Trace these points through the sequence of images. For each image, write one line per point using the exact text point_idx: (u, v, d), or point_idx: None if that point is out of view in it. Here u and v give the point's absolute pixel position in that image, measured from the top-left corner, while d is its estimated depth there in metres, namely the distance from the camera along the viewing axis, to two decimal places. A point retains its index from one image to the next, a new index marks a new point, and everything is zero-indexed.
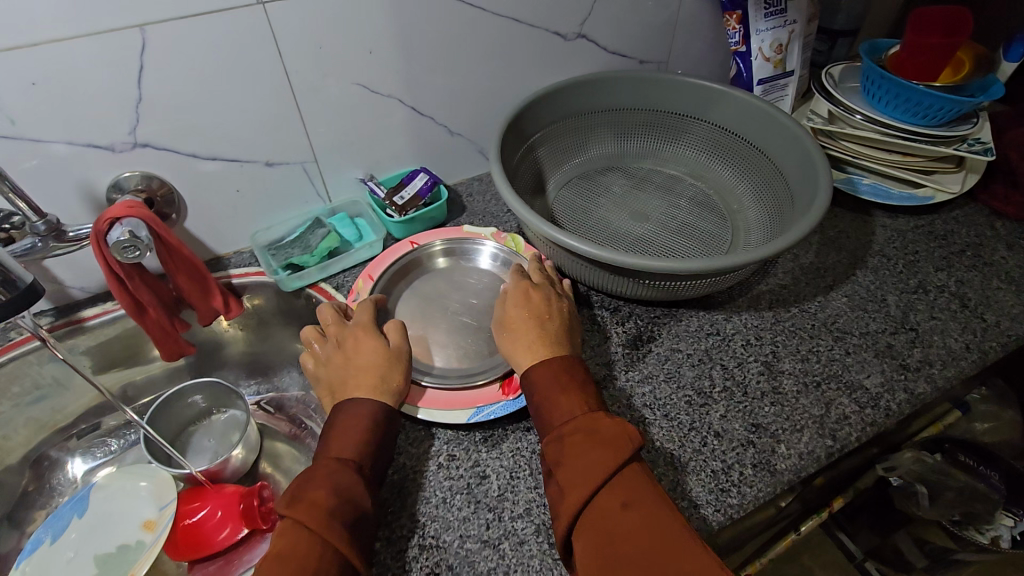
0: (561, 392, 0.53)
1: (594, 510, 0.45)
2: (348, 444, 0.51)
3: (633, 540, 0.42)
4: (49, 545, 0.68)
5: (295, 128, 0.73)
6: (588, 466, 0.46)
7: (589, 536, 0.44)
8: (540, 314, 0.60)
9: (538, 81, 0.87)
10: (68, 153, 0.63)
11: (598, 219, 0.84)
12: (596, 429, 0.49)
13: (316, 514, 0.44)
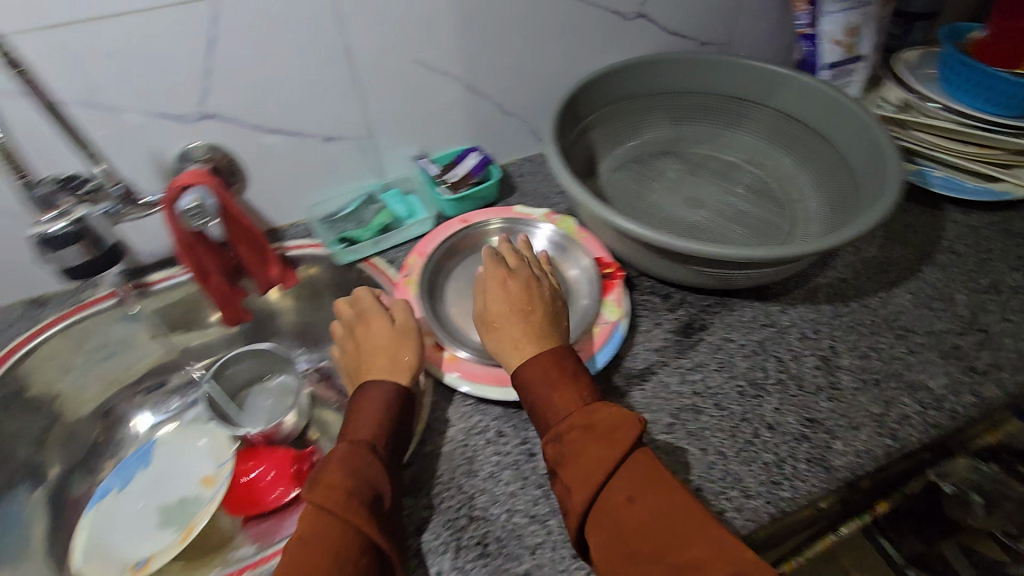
0: (558, 381, 0.53)
1: (602, 508, 0.45)
2: (364, 426, 0.53)
3: (644, 530, 0.43)
4: (116, 493, 0.72)
5: (353, 103, 0.74)
6: (590, 464, 0.46)
7: (602, 536, 0.45)
8: (524, 308, 0.59)
9: (595, 62, 0.85)
10: (141, 122, 0.65)
11: (654, 203, 0.82)
12: (595, 423, 0.49)
13: (335, 495, 0.46)
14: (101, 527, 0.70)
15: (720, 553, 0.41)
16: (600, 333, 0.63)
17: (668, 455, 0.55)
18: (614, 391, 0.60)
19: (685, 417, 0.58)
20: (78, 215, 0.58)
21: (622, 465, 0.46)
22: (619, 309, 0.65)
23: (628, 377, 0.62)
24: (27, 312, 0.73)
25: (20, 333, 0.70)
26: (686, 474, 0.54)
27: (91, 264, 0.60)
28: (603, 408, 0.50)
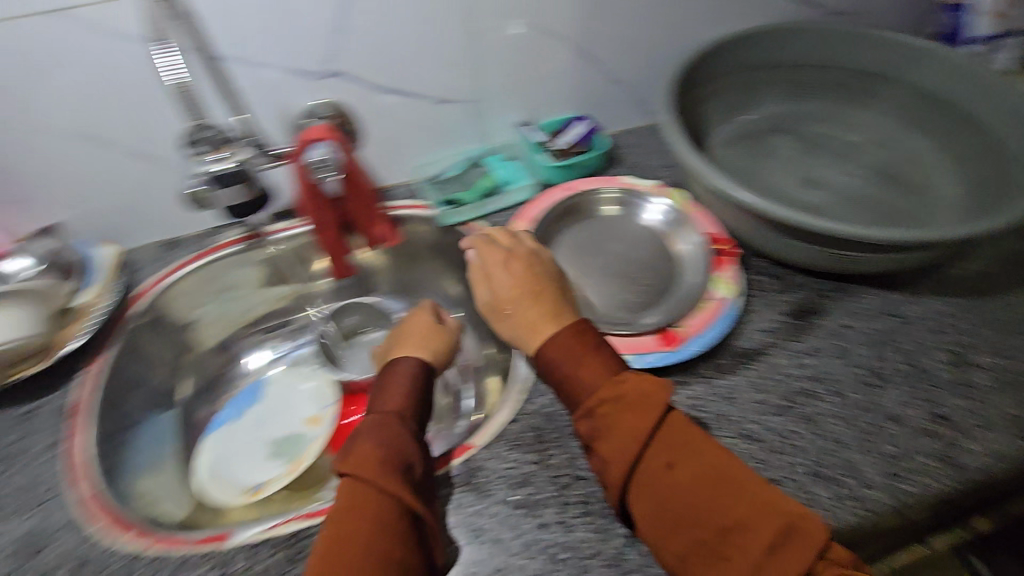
0: (579, 357, 0.51)
1: (642, 478, 0.45)
2: (391, 401, 0.53)
3: (689, 493, 0.44)
4: (230, 427, 0.77)
5: (469, 65, 0.74)
6: (625, 436, 0.46)
7: (647, 505, 0.45)
8: (533, 289, 0.56)
9: (712, 31, 0.82)
10: (274, 78, 0.68)
11: (765, 181, 0.78)
12: (623, 393, 0.48)
13: (369, 464, 0.45)
14: (217, 455, 0.74)
15: (764, 510, 0.42)
16: (711, 308, 0.62)
17: (780, 437, 0.54)
18: (723, 368, 0.59)
19: (799, 401, 0.56)
20: (241, 159, 0.61)
21: (657, 433, 0.46)
22: (731, 286, 0.64)
23: (737, 355, 0.60)
24: (161, 253, 0.79)
25: (159, 270, 0.77)
26: (799, 458, 0.53)
27: (242, 206, 0.64)
28: (628, 377, 0.49)
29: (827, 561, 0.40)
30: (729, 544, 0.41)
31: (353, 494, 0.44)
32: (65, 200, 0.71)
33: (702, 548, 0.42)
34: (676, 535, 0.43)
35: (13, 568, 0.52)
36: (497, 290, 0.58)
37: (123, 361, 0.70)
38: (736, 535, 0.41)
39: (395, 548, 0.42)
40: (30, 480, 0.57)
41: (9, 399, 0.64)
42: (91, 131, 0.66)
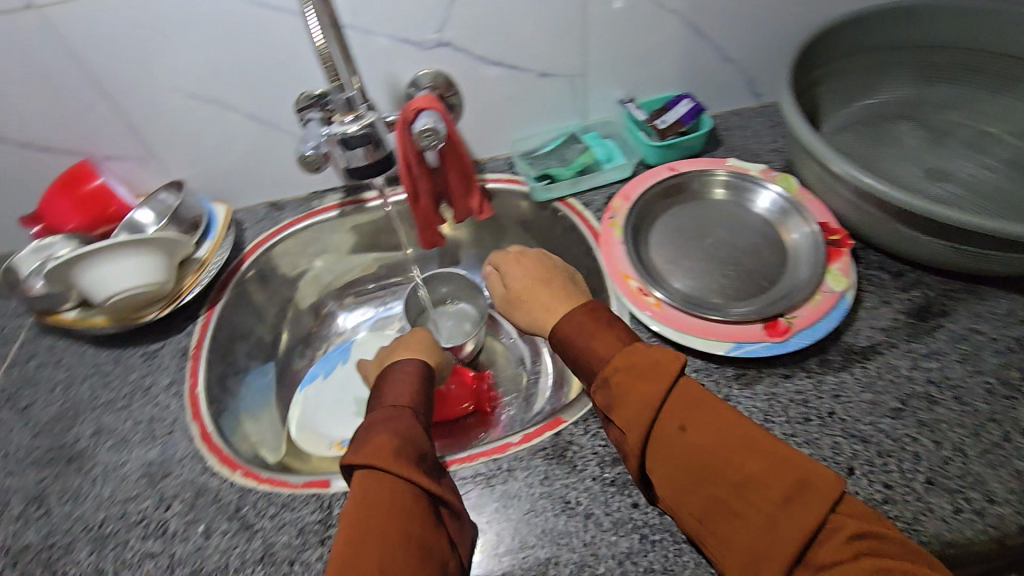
0: (591, 331, 0.53)
1: (656, 442, 0.45)
2: (396, 395, 0.52)
3: (704, 454, 0.43)
4: (321, 381, 0.80)
5: (577, 41, 0.73)
6: (637, 403, 0.46)
7: (662, 468, 0.45)
8: (544, 280, 0.62)
9: (837, 9, 0.76)
10: (386, 46, 0.68)
11: (885, 169, 0.72)
12: (635, 362, 0.48)
13: (383, 453, 0.44)
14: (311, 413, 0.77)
15: (775, 463, 0.41)
16: (823, 301, 0.59)
17: (893, 440, 0.51)
18: (833, 365, 0.56)
19: (916, 405, 0.53)
20: (369, 120, 0.58)
21: (667, 397, 0.45)
22: (846, 278, 0.61)
23: (848, 353, 0.57)
24: (267, 213, 0.83)
25: (263, 232, 0.81)
26: (913, 464, 0.50)
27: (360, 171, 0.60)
28: (636, 347, 0.49)
29: (842, 515, 0.39)
30: (740, 499, 0.41)
31: (370, 485, 0.43)
32: (186, 160, 0.76)
33: (717, 505, 0.42)
34: (692, 494, 0.43)
35: (140, 492, 0.57)
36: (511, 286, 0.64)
37: (232, 313, 0.75)
38: (748, 491, 0.41)
39: (418, 531, 0.41)
40: (154, 414, 0.63)
41: (135, 340, 0.70)
42: (214, 94, 0.70)
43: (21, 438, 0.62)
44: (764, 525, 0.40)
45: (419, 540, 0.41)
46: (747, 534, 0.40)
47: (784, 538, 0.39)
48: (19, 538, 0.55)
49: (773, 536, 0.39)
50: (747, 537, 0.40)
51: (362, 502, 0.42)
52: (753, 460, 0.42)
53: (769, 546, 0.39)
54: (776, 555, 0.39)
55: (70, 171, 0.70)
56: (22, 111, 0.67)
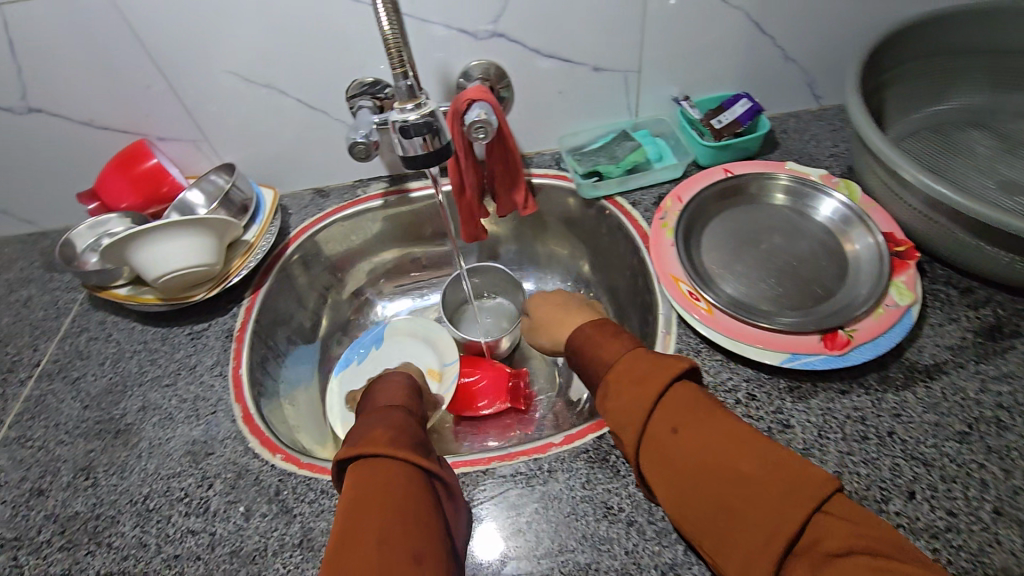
0: (598, 340, 0.52)
1: (647, 442, 0.43)
2: (388, 395, 0.50)
3: (696, 455, 0.40)
4: (356, 366, 0.77)
5: (634, 36, 0.71)
6: (631, 402, 0.44)
7: (654, 467, 0.42)
8: (561, 305, 0.65)
9: (911, 9, 0.73)
10: (441, 35, 0.67)
11: (956, 178, 0.69)
12: (634, 366, 0.47)
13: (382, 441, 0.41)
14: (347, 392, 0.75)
15: (769, 461, 0.39)
16: (887, 314, 0.56)
17: (958, 465, 0.49)
18: (893, 383, 0.54)
19: (984, 429, 0.50)
20: (431, 110, 0.54)
21: (661, 395, 0.44)
22: (912, 292, 0.58)
23: (911, 371, 0.54)
24: (313, 200, 0.84)
25: (307, 218, 0.81)
26: (980, 492, 0.47)
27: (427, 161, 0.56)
28: (633, 353, 0.48)
29: (834, 514, 0.36)
30: (734, 497, 0.38)
31: (366, 476, 0.39)
32: (237, 143, 0.76)
33: (710, 504, 0.39)
34: (685, 493, 0.40)
35: (183, 469, 0.57)
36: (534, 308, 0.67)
37: (275, 297, 0.75)
38: (742, 489, 0.38)
39: (418, 516, 0.37)
40: (199, 393, 0.63)
41: (182, 319, 0.71)
42: (269, 78, 0.70)
43: (72, 409, 0.64)
44: (758, 522, 0.37)
45: (425, 530, 0.37)
46: (742, 533, 0.37)
47: (778, 534, 0.36)
48: (67, 507, 0.56)
49: (770, 534, 0.36)
50: (743, 537, 0.37)
51: (357, 486, 0.38)
52: (746, 457, 0.39)
53: (765, 545, 0.36)
54: (772, 555, 0.36)
55: (126, 150, 0.71)
56: (83, 89, 0.68)
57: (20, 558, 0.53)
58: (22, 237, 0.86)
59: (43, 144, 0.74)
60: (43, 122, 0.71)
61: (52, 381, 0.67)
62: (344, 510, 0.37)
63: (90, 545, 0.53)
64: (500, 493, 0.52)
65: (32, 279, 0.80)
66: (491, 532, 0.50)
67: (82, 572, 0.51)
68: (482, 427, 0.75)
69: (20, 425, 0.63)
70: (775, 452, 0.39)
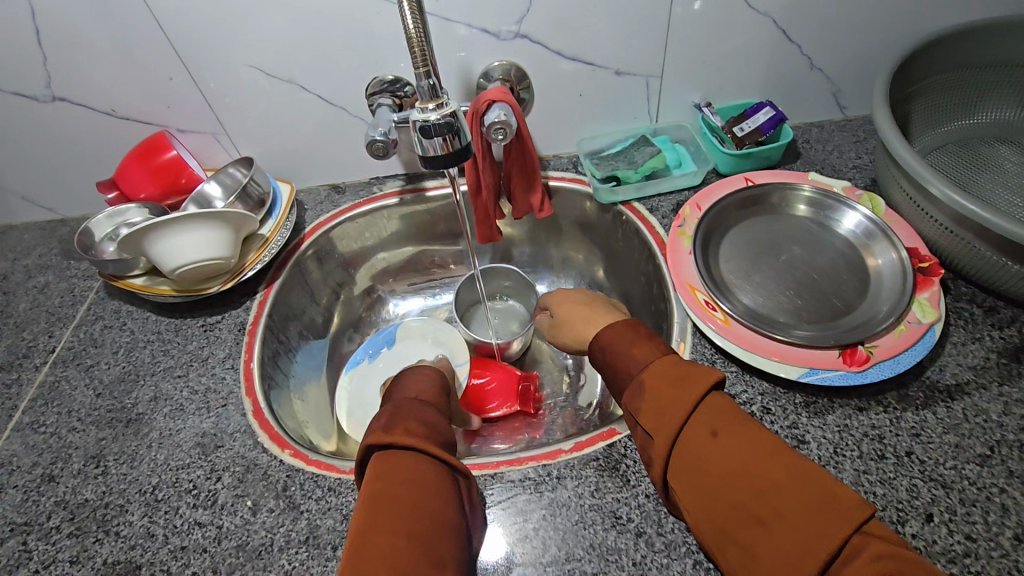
0: (629, 343, 0.52)
1: (681, 446, 0.43)
2: (414, 387, 0.50)
3: (731, 463, 0.40)
4: (366, 363, 0.76)
5: (658, 41, 0.70)
6: (668, 407, 0.44)
7: (685, 474, 0.42)
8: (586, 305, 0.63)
9: (941, 21, 0.72)
10: (464, 35, 0.67)
11: (983, 193, 0.67)
12: (672, 371, 0.47)
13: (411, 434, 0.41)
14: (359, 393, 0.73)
15: (806, 476, 0.38)
16: (909, 332, 0.55)
17: (978, 488, 0.47)
18: (913, 402, 0.53)
19: (1006, 453, 0.49)
20: (452, 110, 0.53)
21: (699, 403, 0.44)
22: (935, 310, 0.57)
23: (931, 390, 0.53)
24: (328, 195, 0.84)
25: (322, 214, 0.81)
26: (1000, 517, 0.46)
27: (446, 161, 0.56)
28: (668, 360, 0.48)
29: (871, 535, 0.35)
30: (767, 507, 0.38)
31: (394, 467, 0.39)
32: (256, 137, 0.77)
33: (740, 514, 0.39)
34: (716, 502, 0.40)
35: (192, 461, 0.57)
36: (556, 307, 0.66)
37: (289, 292, 0.76)
38: (776, 500, 0.38)
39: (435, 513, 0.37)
40: (210, 385, 0.64)
41: (195, 311, 0.71)
42: (290, 73, 0.70)
43: (85, 397, 0.64)
44: (792, 534, 0.36)
45: (440, 530, 0.37)
46: (773, 544, 0.37)
47: (812, 547, 0.35)
48: (77, 494, 0.56)
49: (804, 547, 0.36)
50: (773, 548, 0.37)
51: (382, 477, 0.38)
52: (783, 470, 0.39)
53: (797, 557, 0.36)
54: (805, 567, 0.35)
55: (147, 141, 0.71)
56: (107, 80, 0.69)
57: (29, 543, 0.53)
58: (41, 224, 0.87)
59: (66, 132, 0.74)
60: (66, 110, 0.72)
61: (66, 368, 0.68)
62: (365, 500, 0.38)
63: (98, 533, 0.53)
64: (508, 498, 0.52)
65: (50, 266, 0.81)
66: (496, 538, 0.49)
67: (90, 560, 0.52)
68: (491, 430, 0.75)
69: (34, 411, 0.64)
70: (813, 468, 0.39)
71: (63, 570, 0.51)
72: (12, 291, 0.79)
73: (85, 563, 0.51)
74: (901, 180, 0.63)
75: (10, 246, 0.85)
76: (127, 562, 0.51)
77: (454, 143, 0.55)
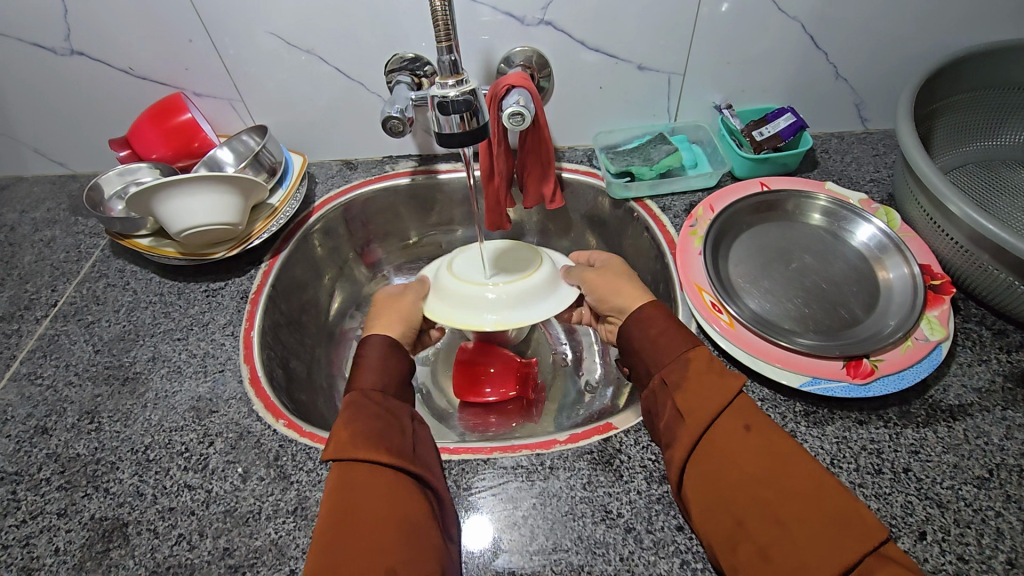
0: (676, 326, 0.52)
1: (715, 435, 0.43)
2: (366, 377, 0.50)
3: (756, 461, 0.41)
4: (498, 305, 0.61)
5: (683, 38, 0.69)
6: (708, 394, 0.44)
7: (710, 462, 0.42)
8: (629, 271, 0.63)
9: (972, 40, 0.71)
10: (488, 18, 0.66)
11: (1003, 215, 0.66)
12: (710, 365, 0.47)
13: (355, 445, 0.43)
14: (460, 311, 0.61)
15: (828, 487, 0.39)
16: (915, 349, 0.55)
17: (974, 510, 0.47)
18: (914, 419, 0.52)
19: (1005, 477, 0.48)
20: (472, 88, 0.52)
21: (734, 399, 0.44)
22: (944, 328, 0.56)
23: (933, 409, 0.53)
24: (340, 171, 0.83)
25: (332, 189, 0.81)
26: (994, 540, 0.45)
27: (460, 141, 0.54)
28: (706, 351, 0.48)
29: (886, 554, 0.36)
30: (790, 509, 0.38)
31: (348, 477, 0.42)
32: (272, 106, 0.76)
33: (757, 512, 0.39)
34: (737, 497, 0.40)
35: (188, 422, 0.57)
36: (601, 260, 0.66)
37: (295, 264, 0.75)
38: (800, 504, 0.38)
39: (415, 522, 0.40)
40: (209, 350, 0.64)
41: (199, 275, 0.71)
42: (309, 44, 0.69)
43: (83, 352, 0.64)
44: (808, 540, 0.37)
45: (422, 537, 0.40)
46: (789, 547, 0.37)
47: (829, 557, 0.36)
48: (69, 448, 0.56)
49: (822, 554, 0.36)
50: (786, 549, 0.37)
51: (355, 493, 0.41)
52: (805, 477, 0.40)
53: (812, 563, 0.36)
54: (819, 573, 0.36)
55: (162, 102, 0.71)
56: (127, 37, 0.68)
57: (18, 492, 0.53)
58: (52, 178, 0.87)
59: (82, 87, 0.74)
60: (85, 66, 0.71)
61: (67, 323, 0.68)
62: (326, 500, 0.41)
63: (87, 488, 0.53)
64: (500, 484, 0.51)
65: (57, 220, 0.81)
66: (481, 522, 0.49)
67: (78, 514, 0.51)
68: (508, 413, 0.75)
69: (32, 361, 0.64)
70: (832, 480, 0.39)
71: (51, 521, 0.51)
72: (18, 243, 0.79)
73: (72, 516, 0.51)
74: (918, 194, 0.62)
75: (20, 198, 0.85)
76: (115, 519, 0.51)
77: (470, 122, 0.53)
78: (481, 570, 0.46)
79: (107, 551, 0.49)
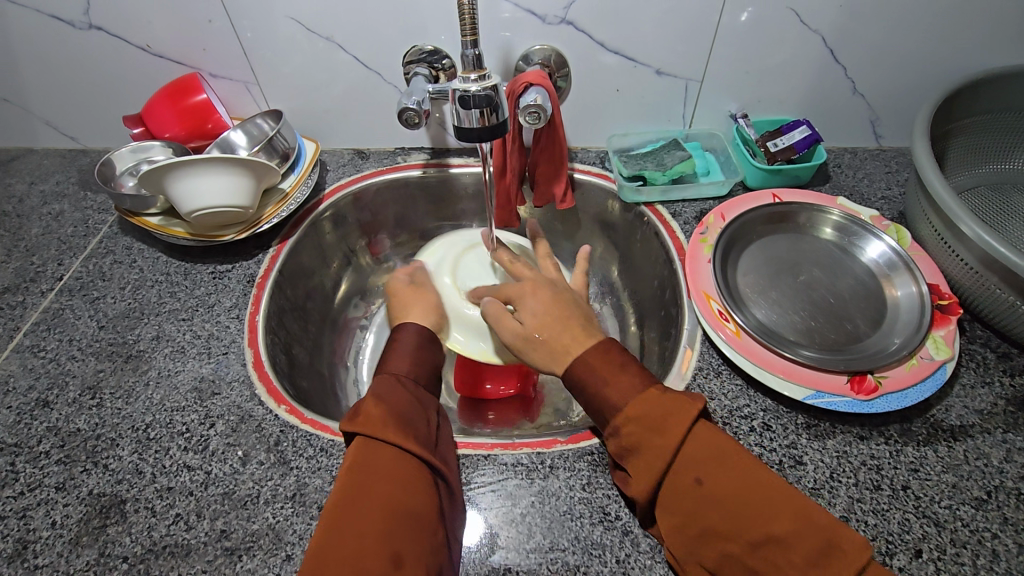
0: (601, 362, 0.49)
1: (671, 489, 0.43)
2: (396, 361, 0.52)
3: (720, 511, 0.41)
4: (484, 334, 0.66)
5: (703, 45, 0.69)
6: (651, 450, 0.43)
7: (675, 516, 0.43)
8: (568, 315, 0.54)
9: (991, 61, 0.70)
10: (509, 14, 0.66)
11: (1012, 239, 0.66)
12: (649, 412, 0.45)
13: (375, 421, 0.44)
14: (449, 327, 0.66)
15: (798, 523, 0.40)
16: (920, 367, 0.55)
17: (970, 531, 0.47)
18: (915, 437, 0.52)
19: (1002, 499, 0.48)
20: (494, 84, 0.52)
21: (686, 445, 0.43)
22: (950, 348, 0.56)
23: (934, 428, 0.53)
24: (352, 160, 0.83)
25: (343, 177, 0.81)
26: (989, 562, 0.45)
27: (479, 136, 0.54)
28: (655, 393, 0.46)
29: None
30: (761, 557, 0.39)
31: (362, 451, 0.42)
32: (288, 91, 0.76)
33: (733, 562, 0.40)
34: (705, 550, 0.41)
35: (191, 402, 0.57)
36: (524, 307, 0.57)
37: (302, 251, 0.75)
38: (774, 551, 0.39)
39: (407, 506, 0.40)
40: (213, 331, 0.63)
41: (206, 256, 0.71)
42: (329, 32, 0.69)
43: (87, 328, 0.64)
44: None
45: (415, 523, 0.40)
46: None
47: None
48: (69, 423, 0.56)
49: None
50: None
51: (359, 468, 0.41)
52: (775, 518, 0.40)
53: None
54: None
55: (178, 81, 0.71)
56: (147, 14, 0.68)
57: (17, 464, 0.53)
58: (63, 151, 0.87)
59: (99, 62, 0.74)
60: (104, 41, 0.71)
61: (71, 297, 0.68)
62: (342, 473, 0.42)
63: (86, 463, 0.53)
64: (499, 481, 0.51)
65: (67, 194, 0.81)
66: (477, 518, 0.49)
67: (76, 488, 0.52)
68: (506, 411, 0.75)
69: (35, 334, 0.64)
70: (804, 514, 0.40)
71: (49, 494, 0.51)
72: (26, 215, 0.79)
73: (71, 490, 0.51)
74: (930, 213, 0.62)
75: (29, 169, 0.85)
76: (112, 496, 0.51)
77: (490, 117, 0.53)
78: (477, 567, 0.46)
79: (103, 527, 0.49)
